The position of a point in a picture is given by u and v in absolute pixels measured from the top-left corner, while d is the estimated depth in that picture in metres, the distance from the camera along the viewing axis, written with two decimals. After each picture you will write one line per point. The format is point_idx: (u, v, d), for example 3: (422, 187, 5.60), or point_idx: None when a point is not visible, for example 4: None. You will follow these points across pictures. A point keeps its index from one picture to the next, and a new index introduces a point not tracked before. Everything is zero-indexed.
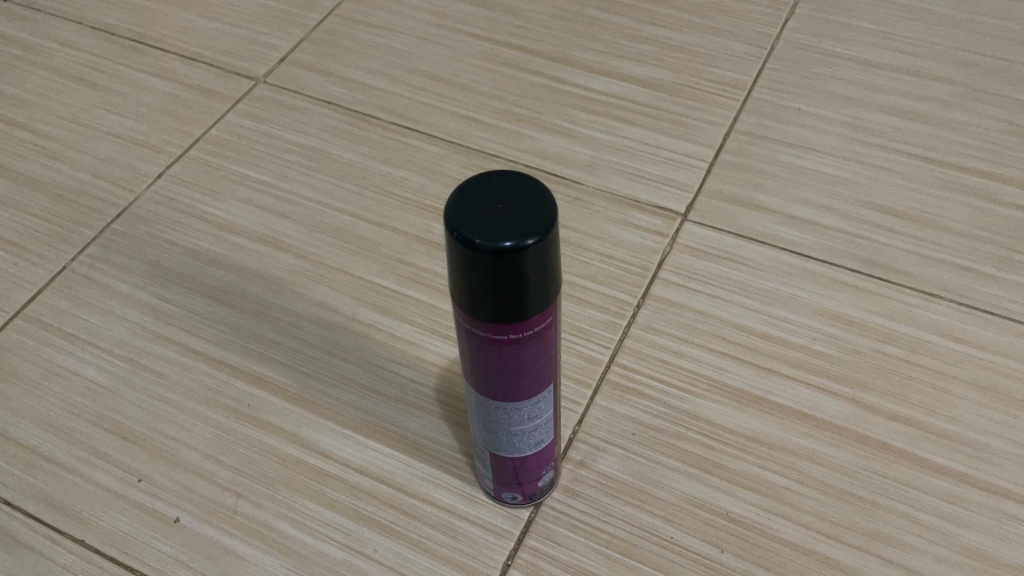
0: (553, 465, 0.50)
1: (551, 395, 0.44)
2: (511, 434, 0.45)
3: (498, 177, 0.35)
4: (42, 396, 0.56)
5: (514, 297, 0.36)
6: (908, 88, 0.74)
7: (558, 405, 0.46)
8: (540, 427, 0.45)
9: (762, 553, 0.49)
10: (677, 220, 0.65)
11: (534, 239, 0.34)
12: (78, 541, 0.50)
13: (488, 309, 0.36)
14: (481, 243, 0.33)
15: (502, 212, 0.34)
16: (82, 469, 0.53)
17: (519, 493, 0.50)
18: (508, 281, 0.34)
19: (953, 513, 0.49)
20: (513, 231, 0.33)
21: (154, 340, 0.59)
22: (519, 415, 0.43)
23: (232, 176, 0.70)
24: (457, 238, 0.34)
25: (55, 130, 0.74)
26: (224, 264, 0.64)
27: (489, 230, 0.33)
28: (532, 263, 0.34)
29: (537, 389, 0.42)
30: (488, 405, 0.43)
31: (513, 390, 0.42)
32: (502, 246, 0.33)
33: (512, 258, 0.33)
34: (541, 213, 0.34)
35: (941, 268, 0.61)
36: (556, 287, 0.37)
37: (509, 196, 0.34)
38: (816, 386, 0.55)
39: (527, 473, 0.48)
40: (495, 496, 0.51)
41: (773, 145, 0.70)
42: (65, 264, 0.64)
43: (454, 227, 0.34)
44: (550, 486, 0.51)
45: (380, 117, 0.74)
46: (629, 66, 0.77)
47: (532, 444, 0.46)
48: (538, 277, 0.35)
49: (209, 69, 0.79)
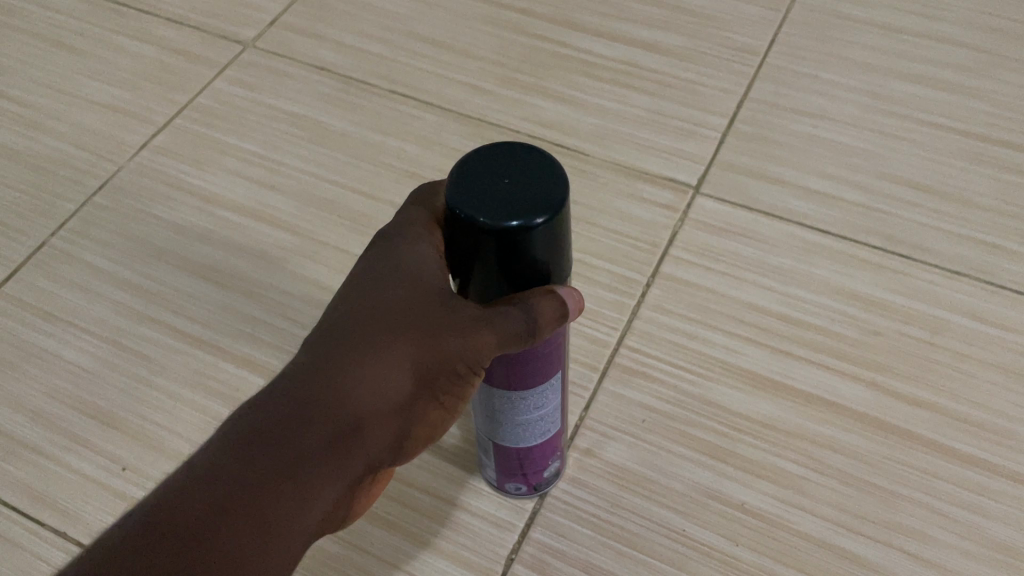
0: (559, 455, 0.47)
1: (559, 382, 0.41)
2: (514, 425, 0.42)
3: (501, 149, 0.32)
4: (21, 379, 0.54)
5: (524, 276, 0.33)
6: (932, 55, 0.70)
7: (565, 392, 0.43)
8: (545, 416, 0.42)
9: (778, 545, 0.46)
10: (689, 194, 0.62)
11: (544, 217, 0.30)
12: (59, 534, 0.48)
13: (498, 290, 0.33)
14: (486, 222, 0.30)
15: (508, 186, 0.31)
16: (64, 458, 0.51)
17: (524, 484, 0.47)
18: (515, 260, 0.32)
19: (980, 505, 0.47)
20: (519, 206, 0.30)
21: (139, 321, 0.57)
22: (524, 404, 0.41)
23: (219, 146, 0.67)
24: (459, 216, 0.31)
25: (33, 98, 0.70)
26: (211, 239, 0.61)
27: (495, 207, 0.30)
28: (542, 241, 0.31)
29: (542, 376, 0.39)
30: (493, 394, 0.40)
31: (520, 378, 0.39)
32: (509, 225, 0.30)
33: (521, 237, 0.30)
34: (552, 190, 0.31)
35: (967, 246, 0.58)
36: (567, 269, 0.34)
37: (516, 169, 0.31)
38: (836, 369, 0.53)
39: (531, 464, 0.46)
40: (498, 486, 0.48)
41: (788, 114, 0.67)
42: (44, 238, 0.61)
43: (456, 205, 0.31)
44: (556, 476, 0.48)
45: (376, 84, 0.70)
46: (636, 30, 0.73)
47: (537, 435, 0.43)
48: (549, 257, 0.32)
49: (195, 33, 0.75)
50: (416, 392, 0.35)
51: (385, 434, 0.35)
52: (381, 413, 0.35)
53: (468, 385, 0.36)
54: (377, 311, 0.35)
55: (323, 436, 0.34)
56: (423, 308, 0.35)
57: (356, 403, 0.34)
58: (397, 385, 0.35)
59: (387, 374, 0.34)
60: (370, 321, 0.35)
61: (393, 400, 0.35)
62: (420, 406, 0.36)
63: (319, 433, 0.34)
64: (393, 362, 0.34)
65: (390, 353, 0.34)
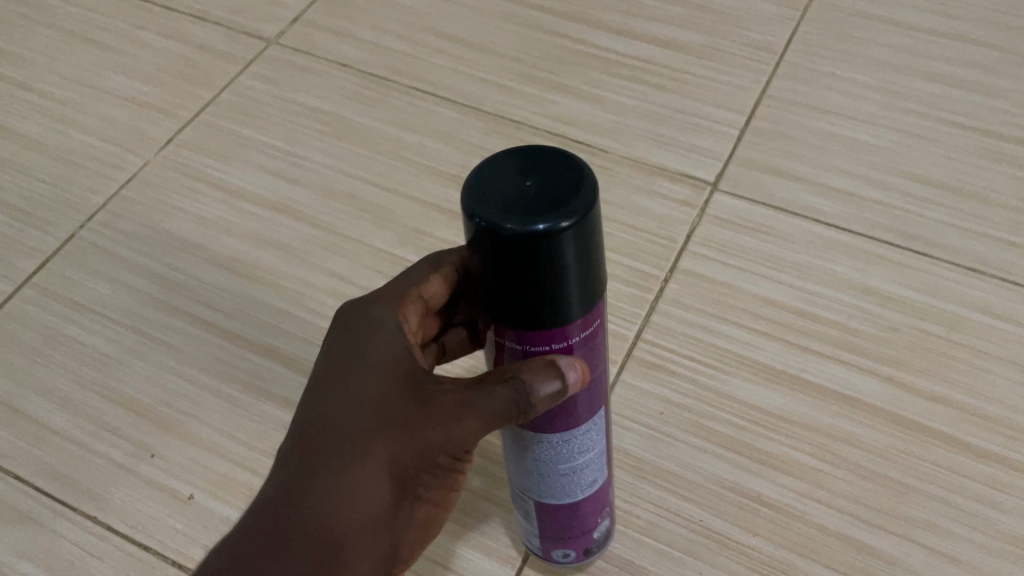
0: (608, 513, 0.45)
1: (603, 421, 0.38)
2: (560, 475, 0.39)
3: (522, 152, 0.30)
4: (51, 368, 0.55)
5: (551, 295, 0.30)
6: (950, 53, 0.70)
7: (609, 435, 0.40)
8: (592, 463, 0.39)
9: (795, 536, 0.47)
10: (707, 190, 0.62)
11: (572, 222, 0.28)
12: (90, 518, 0.49)
13: (520, 313, 0.31)
14: (507, 229, 0.28)
15: (529, 187, 0.29)
16: (94, 445, 0.52)
17: (573, 550, 0.45)
18: (538, 274, 0.29)
19: (996, 500, 0.47)
20: (545, 209, 0.28)
21: (166, 312, 0.58)
22: (570, 448, 0.38)
23: (243, 140, 0.68)
24: (478, 226, 0.28)
25: (60, 91, 0.72)
26: (236, 232, 0.62)
27: (516, 212, 0.28)
28: (571, 250, 0.29)
29: (582, 418, 0.37)
30: (538, 442, 0.37)
31: (560, 418, 0.36)
32: (532, 230, 0.28)
33: (550, 242, 0.28)
34: (578, 193, 0.28)
35: (984, 243, 0.58)
36: (599, 283, 0.31)
37: (538, 172, 0.29)
38: (853, 365, 0.53)
39: (580, 526, 0.43)
40: (544, 553, 0.46)
41: (805, 111, 0.67)
42: (73, 231, 0.63)
43: (474, 213, 0.28)
44: (604, 537, 0.46)
45: (397, 81, 0.71)
46: (654, 27, 0.74)
47: (584, 485, 0.40)
48: (578, 269, 0.30)
49: (218, 29, 0.76)
50: (395, 493, 0.34)
51: (373, 543, 0.34)
52: (368, 524, 0.33)
53: (439, 473, 0.36)
54: (350, 412, 0.33)
55: (313, 561, 0.32)
56: (401, 402, 0.34)
57: (342, 519, 0.32)
58: (379, 490, 0.33)
59: (369, 482, 0.33)
60: (343, 424, 0.33)
61: (376, 508, 0.33)
62: (400, 506, 0.35)
63: (310, 559, 0.31)
64: (373, 468, 0.33)
65: (373, 457, 0.33)
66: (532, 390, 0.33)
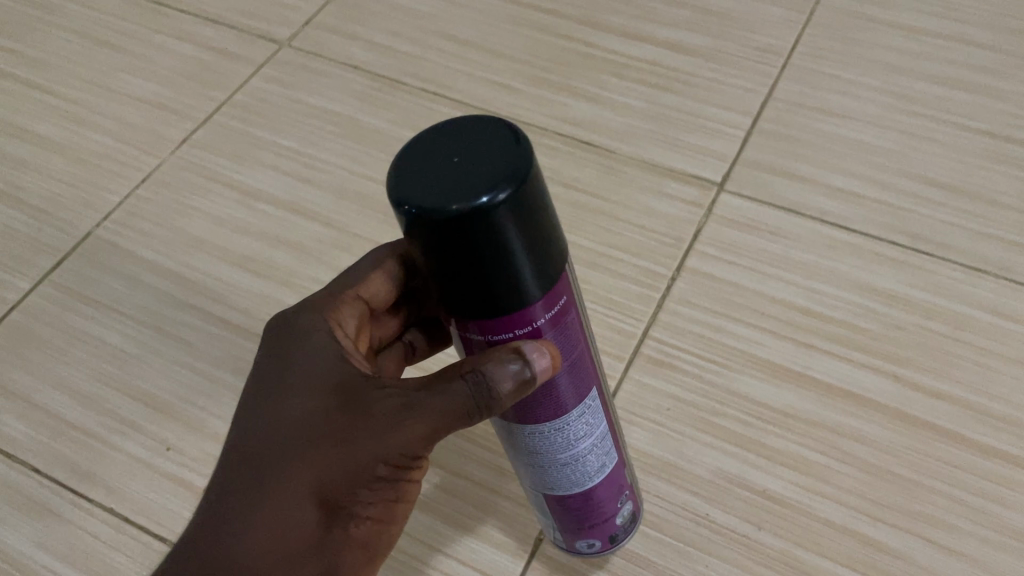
0: (626, 496, 0.45)
1: (597, 400, 0.38)
2: (561, 466, 0.39)
3: (449, 129, 0.28)
4: (71, 364, 0.57)
5: (503, 276, 0.28)
6: (956, 55, 0.70)
7: (608, 413, 0.40)
8: (591, 449, 0.39)
9: (800, 530, 0.48)
10: (714, 191, 0.63)
11: (508, 192, 0.26)
12: (108, 510, 0.51)
13: (476, 301, 0.29)
14: (440, 211, 0.26)
15: (458, 163, 0.27)
16: (111, 438, 0.53)
17: (598, 540, 0.46)
18: (485, 254, 0.27)
19: (1000, 495, 0.48)
20: (479, 183, 0.27)
21: (181, 309, 0.59)
22: (565, 435, 0.37)
23: (257, 141, 0.69)
24: (410, 212, 0.27)
25: (76, 93, 0.73)
26: (249, 231, 0.63)
27: (448, 191, 0.27)
28: (513, 224, 0.27)
29: (570, 403, 0.36)
30: (534, 435, 0.37)
31: (548, 405, 0.36)
32: (467, 208, 0.26)
33: (485, 218, 0.26)
34: (511, 161, 0.27)
35: (989, 243, 0.59)
36: (554, 256, 0.30)
37: (467, 146, 0.28)
38: (859, 363, 0.54)
39: (599, 514, 0.44)
40: (569, 545, 0.47)
41: (812, 114, 0.68)
42: (89, 230, 0.64)
43: (403, 200, 0.27)
44: (630, 520, 0.47)
45: (407, 83, 0.72)
46: (662, 31, 0.75)
47: (589, 473, 0.40)
48: (526, 243, 0.28)
49: (231, 32, 0.77)
50: (327, 517, 0.32)
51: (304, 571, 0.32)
52: (295, 551, 0.32)
53: (388, 488, 0.34)
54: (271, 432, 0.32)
55: None
56: (325, 417, 0.32)
57: (262, 548, 0.31)
58: (303, 515, 0.32)
59: (289, 507, 0.32)
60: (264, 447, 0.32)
61: (305, 533, 0.32)
62: (337, 529, 0.33)
63: None
64: (293, 493, 0.32)
65: (292, 476, 0.32)
66: (493, 381, 0.31)
